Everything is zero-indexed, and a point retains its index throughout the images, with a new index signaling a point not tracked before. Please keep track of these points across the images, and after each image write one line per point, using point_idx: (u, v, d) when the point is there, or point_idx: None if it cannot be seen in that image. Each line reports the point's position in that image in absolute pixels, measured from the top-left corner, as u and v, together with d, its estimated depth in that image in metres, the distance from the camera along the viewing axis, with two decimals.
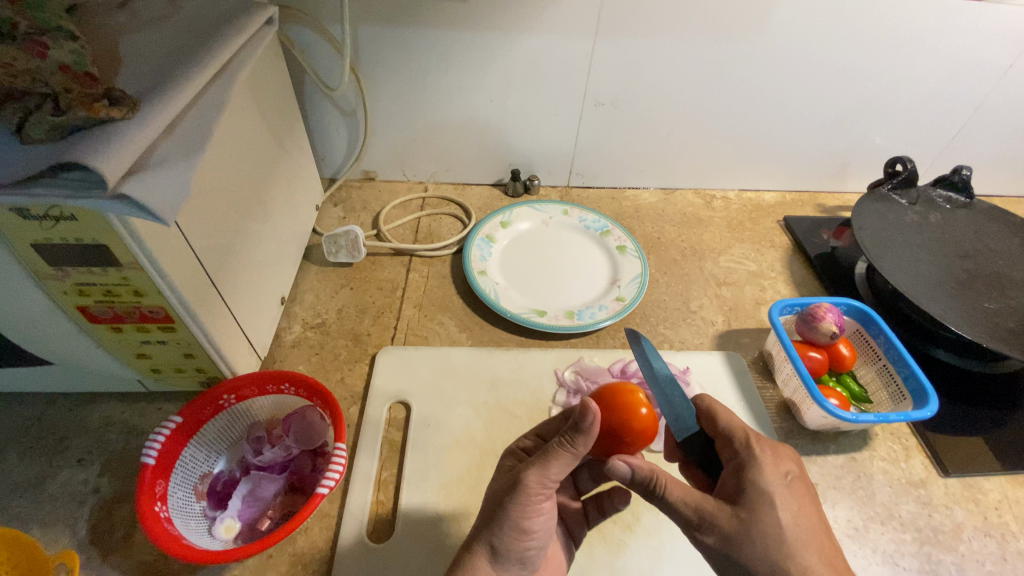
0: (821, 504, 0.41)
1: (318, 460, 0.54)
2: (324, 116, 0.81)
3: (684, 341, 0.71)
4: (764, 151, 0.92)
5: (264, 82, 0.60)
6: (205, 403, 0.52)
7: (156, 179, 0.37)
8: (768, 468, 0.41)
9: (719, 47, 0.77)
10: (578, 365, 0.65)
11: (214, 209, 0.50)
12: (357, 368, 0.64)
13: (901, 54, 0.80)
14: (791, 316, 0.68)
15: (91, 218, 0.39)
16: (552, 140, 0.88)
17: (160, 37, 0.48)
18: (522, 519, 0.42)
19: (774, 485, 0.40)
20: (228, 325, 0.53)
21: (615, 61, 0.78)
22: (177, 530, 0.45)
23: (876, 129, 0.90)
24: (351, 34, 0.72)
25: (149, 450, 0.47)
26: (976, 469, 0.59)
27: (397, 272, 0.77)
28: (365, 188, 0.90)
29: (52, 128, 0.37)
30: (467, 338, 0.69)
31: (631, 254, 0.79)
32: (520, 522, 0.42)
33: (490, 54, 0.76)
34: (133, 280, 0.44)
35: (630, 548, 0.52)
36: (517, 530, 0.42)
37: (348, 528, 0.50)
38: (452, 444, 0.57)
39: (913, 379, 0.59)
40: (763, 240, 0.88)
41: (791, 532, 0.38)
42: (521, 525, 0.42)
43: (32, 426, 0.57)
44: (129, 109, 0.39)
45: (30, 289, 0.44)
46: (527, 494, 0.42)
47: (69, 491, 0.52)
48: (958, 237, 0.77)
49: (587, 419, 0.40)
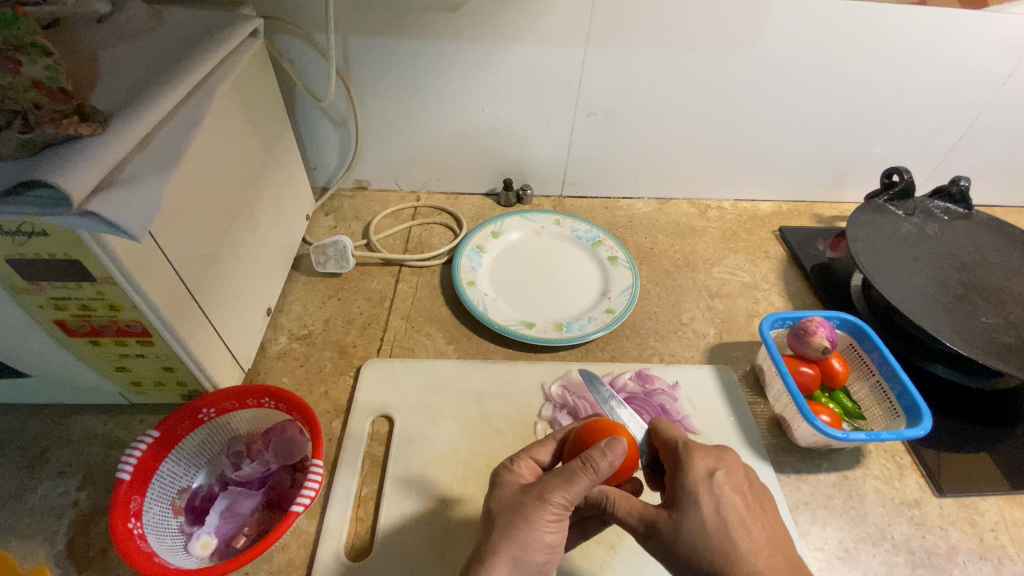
0: (748, 493, 0.43)
1: (298, 475, 0.53)
2: (315, 126, 0.82)
3: (674, 354, 0.70)
4: (760, 160, 0.91)
5: (251, 94, 0.60)
6: (184, 417, 0.51)
7: (127, 195, 0.37)
8: (693, 468, 0.44)
9: (713, 57, 0.77)
10: (565, 379, 0.64)
11: (195, 223, 0.49)
12: (342, 381, 0.64)
13: (899, 64, 0.79)
14: (783, 330, 0.67)
15: (63, 234, 0.39)
16: (545, 149, 0.87)
17: (141, 51, 0.48)
18: (537, 537, 0.41)
19: (699, 485, 0.43)
20: (209, 338, 0.53)
21: (606, 71, 0.78)
22: (151, 547, 0.45)
23: (874, 139, 0.89)
24: (341, 45, 0.72)
25: (125, 465, 0.46)
26: (972, 489, 0.58)
27: (386, 282, 0.76)
28: (357, 197, 0.90)
29: (22, 145, 0.37)
30: (454, 350, 0.68)
31: (622, 265, 0.78)
32: (534, 539, 0.41)
33: (480, 64, 0.76)
34: (108, 294, 0.43)
35: (613, 568, 0.51)
36: (544, 548, 0.41)
37: (326, 546, 0.50)
38: (434, 458, 0.57)
39: (906, 397, 0.57)
40: (758, 251, 0.87)
41: (716, 526, 0.41)
42: (545, 541, 0.41)
43: (14, 438, 0.56)
44: (99, 125, 0.39)
45: (7, 304, 0.44)
46: (545, 510, 0.41)
47: (48, 504, 0.52)
48: (955, 248, 0.75)
49: (613, 450, 0.42)
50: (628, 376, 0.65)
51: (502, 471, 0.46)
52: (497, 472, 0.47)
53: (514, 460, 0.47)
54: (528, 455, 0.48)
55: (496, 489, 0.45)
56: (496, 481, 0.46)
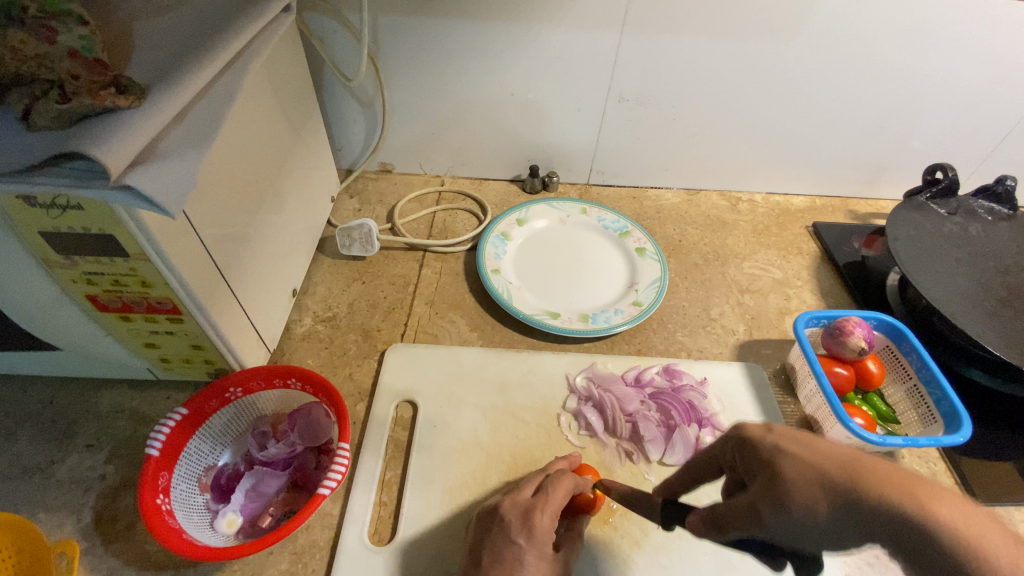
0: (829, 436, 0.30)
1: (322, 458, 0.53)
2: (342, 106, 0.80)
3: (702, 349, 0.69)
4: (795, 153, 0.88)
5: (281, 71, 0.59)
6: (212, 395, 0.51)
7: (163, 170, 0.37)
8: (746, 429, 0.32)
9: (754, 44, 0.74)
10: (590, 371, 0.63)
11: (227, 200, 0.49)
12: (366, 364, 0.63)
13: (948, 57, 0.75)
14: (817, 329, 0.65)
15: (99, 209, 0.38)
16: (574, 135, 0.85)
17: (174, 24, 0.46)
18: None
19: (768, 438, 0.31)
20: (237, 317, 0.52)
21: (639, 58, 0.75)
22: (178, 523, 0.45)
23: (915, 134, 0.86)
24: (371, 23, 0.71)
25: (153, 441, 0.46)
26: (1009, 499, 0.56)
27: (410, 267, 0.76)
28: (382, 180, 0.89)
29: (59, 116, 0.37)
30: (478, 337, 0.67)
31: (650, 256, 0.76)
32: None
33: (511, 46, 0.74)
34: (141, 271, 0.43)
35: (637, 564, 0.49)
36: None
37: (349, 530, 0.50)
38: (457, 446, 0.56)
39: (945, 402, 0.56)
40: (790, 247, 0.84)
41: (816, 459, 0.28)
42: None
43: (44, 410, 0.57)
44: (135, 98, 0.39)
45: (40, 277, 0.44)
46: None
47: (76, 477, 0.52)
48: (999, 250, 0.72)
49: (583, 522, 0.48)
50: (655, 371, 0.63)
51: (542, 530, 0.44)
52: (534, 527, 0.44)
53: (547, 513, 0.45)
54: (554, 510, 0.45)
55: (533, 554, 0.43)
56: (534, 540, 0.44)
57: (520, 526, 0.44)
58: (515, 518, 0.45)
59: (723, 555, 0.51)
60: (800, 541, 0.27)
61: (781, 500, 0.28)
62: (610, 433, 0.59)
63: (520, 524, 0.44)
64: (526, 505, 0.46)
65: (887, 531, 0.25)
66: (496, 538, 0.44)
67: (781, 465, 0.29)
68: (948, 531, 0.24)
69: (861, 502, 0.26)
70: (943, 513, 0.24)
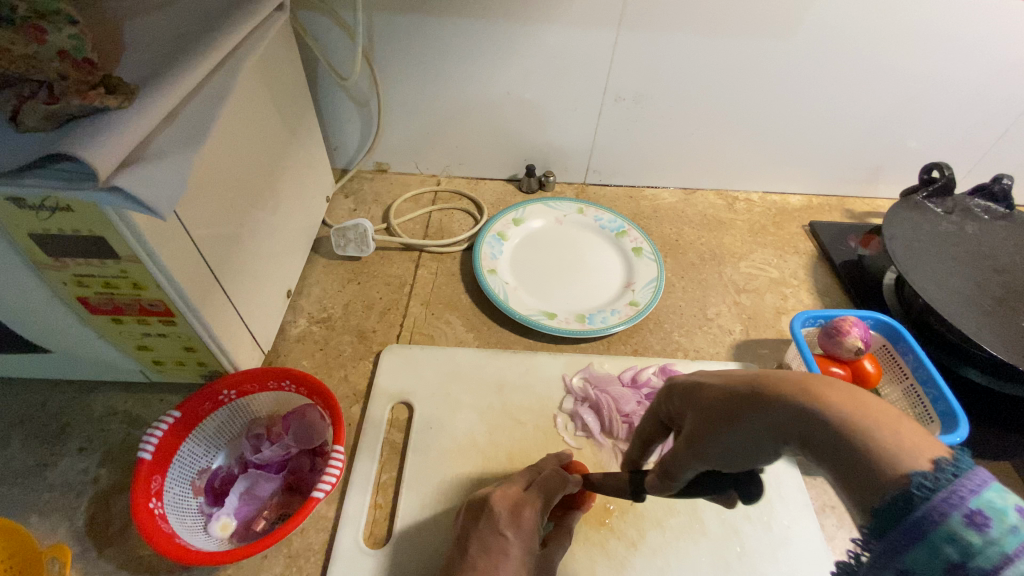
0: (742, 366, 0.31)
1: (317, 461, 0.53)
2: (337, 106, 0.80)
3: (699, 349, 0.68)
4: (792, 152, 0.88)
5: (274, 70, 0.58)
6: (205, 398, 0.51)
7: (153, 170, 0.36)
8: (676, 380, 0.34)
9: (750, 42, 0.74)
10: (587, 372, 0.63)
11: (219, 201, 0.48)
12: (361, 366, 0.63)
13: (945, 56, 0.75)
14: (814, 329, 0.65)
15: (88, 211, 0.38)
16: (571, 134, 0.85)
17: (165, 23, 0.46)
18: None
19: (692, 378, 0.32)
20: (231, 319, 0.52)
21: (636, 56, 0.75)
22: (171, 527, 0.45)
23: (912, 133, 0.86)
24: (366, 21, 0.70)
25: (146, 444, 0.46)
26: None
27: (406, 268, 0.75)
28: (378, 180, 0.88)
29: (46, 117, 0.36)
30: (474, 338, 0.67)
31: (647, 256, 0.76)
32: None
33: (508, 45, 0.74)
34: (132, 273, 0.43)
35: (634, 566, 0.49)
36: None
37: (344, 533, 0.49)
38: (453, 448, 0.56)
39: (942, 402, 0.55)
40: (786, 246, 0.84)
41: (724, 383, 0.29)
42: None
43: (36, 413, 0.57)
44: (125, 97, 0.38)
45: (31, 280, 0.44)
46: None
47: (69, 480, 0.52)
48: (995, 249, 0.72)
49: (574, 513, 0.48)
50: (652, 371, 0.63)
51: (529, 523, 0.44)
52: (522, 520, 0.44)
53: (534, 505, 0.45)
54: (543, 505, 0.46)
55: (518, 547, 0.43)
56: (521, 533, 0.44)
57: (509, 519, 0.44)
58: (506, 510, 0.45)
59: (720, 556, 0.51)
60: (729, 464, 0.28)
61: (700, 432, 0.29)
62: (606, 433, 0.58)
63: (510, 517, 0.44)
64: (517, 499, 0.46)
65: (786, 430, 0.25)
66: (485, 528, 0.44)
67: (700, 397, 0.30)
68: (836, 417, 0.23)
69: (759, 405, 0.26)
70: (830, 401, 0.24)
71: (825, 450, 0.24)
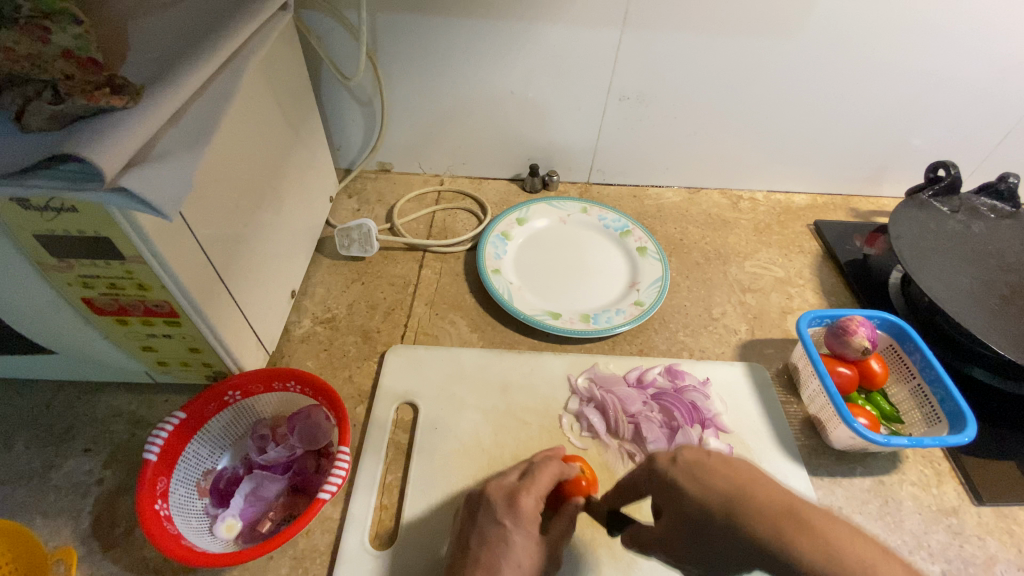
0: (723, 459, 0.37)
1: (321, 461, 0.53)
2: (341, 105, 0.80)
3: (704, 349, 0.68)
4: (796, 151, 0.88)
5: (278, 70, 0.58)
6: (210, 399, 0.51)
7: (159, 171, 0.36)
8: (654, 458, 0.40)
9: (754, 40, 0.73)
10: (592, 372, 0.63)
11: (224, 201, 0.48)
12: (365, 366, 0.63)
13: (951, 54, 0.75)
14: (820, 328, 0.64)
15: (94, 211, 0.38)
16: (574, 133, 0.85)
17: (170, 23, 0.46)
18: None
19: (664, 469, 0.38)
20: (236, 320, 0.52)
21: (640, 55, 0.75)
22: (177, 529, 0.45)
23: (917, 131, 0.85)
24: (369, 21, 0.70)
25: (151, 446, 0.46)
26: (1013, 499, 0.56)
27: (409, 268, 0.75)
28: (381, 180, 0.88)
29: (51, 117, 0.36)
30: (478, 339, 0.67)
31: (651, 256, 0.75)
32: None
33: (511, 44, 0.73)
34: (137, 274, 0.43)
35: (641, 567, 0.49)
36: None
37: (349, 535, 0.49)
38: (458, 448, 0.56)
39: (950, 402, 0.55)
40: (791, 245, 0.84)
41: (699, 497, 0.36)
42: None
43: (41, 414, 0.57)
44: (130, 98, 0.38)
45: (36, 281, 0.44)
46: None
47: (74, 481, 0.52)
48: (1001, 248, 0.72)
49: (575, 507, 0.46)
50: (657, 371, 0.63)
51: (527, 511, 0.44)
52: (520, 508, 0.44)
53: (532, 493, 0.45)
54: (540, 493, 0.45)
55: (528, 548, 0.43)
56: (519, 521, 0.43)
57: (506, 508, 0.44)
58: (501, 500, 0.45)
59: None
60: (697, 561, 0.37)
61: (677, 530, 0.37)
62: (611, 434, 0.58)
63: (506, 506, 0.44)
64: (513, 487, 0.46)
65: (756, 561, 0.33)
66: (483, 519, 0.44)
67: (676, 497, 0.37)
68: (800, 561, 0.31)
69: (735, 532, 0.33)
70: (799, 547, 0.31)
71: (780, 573, 0.32)
